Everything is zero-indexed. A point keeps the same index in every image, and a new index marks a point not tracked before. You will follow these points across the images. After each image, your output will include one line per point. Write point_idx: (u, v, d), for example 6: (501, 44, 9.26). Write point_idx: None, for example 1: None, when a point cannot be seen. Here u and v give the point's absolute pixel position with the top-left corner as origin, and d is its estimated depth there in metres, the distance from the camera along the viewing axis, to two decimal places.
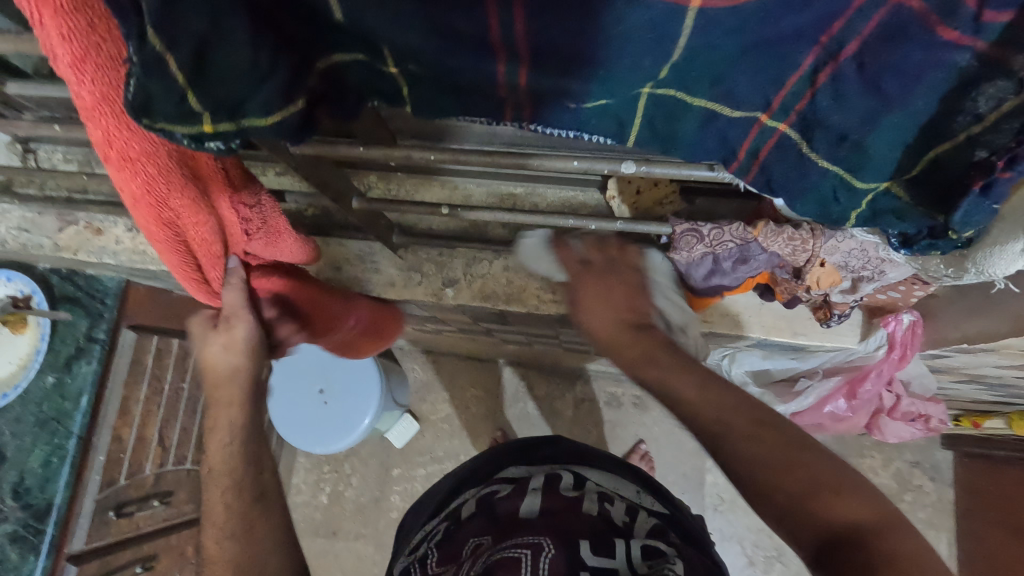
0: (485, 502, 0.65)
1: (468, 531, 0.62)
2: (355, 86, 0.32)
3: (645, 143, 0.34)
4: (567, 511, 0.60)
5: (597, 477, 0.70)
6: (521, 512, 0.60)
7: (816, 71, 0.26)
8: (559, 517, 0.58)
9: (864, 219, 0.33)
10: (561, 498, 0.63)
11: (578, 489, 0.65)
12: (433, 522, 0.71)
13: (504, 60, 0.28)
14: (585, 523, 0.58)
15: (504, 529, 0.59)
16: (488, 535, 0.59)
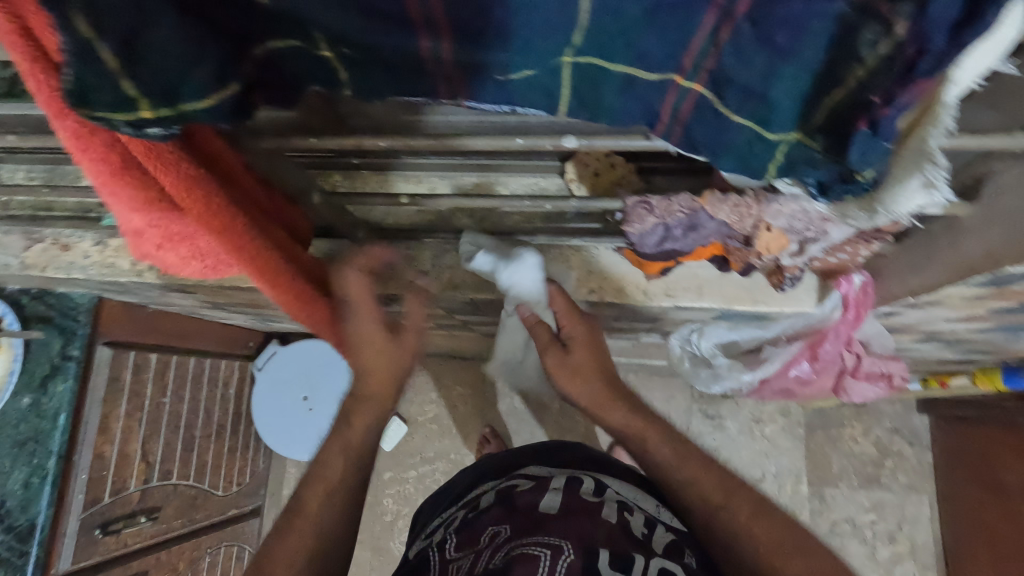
0: (509, 494, 0.72)
1: (487, 519, 0.68)
2: (292, 74, 0.33)
3: (576, 112, 0.36)
4: (588, 507, 0.66)
5: (623, 487, 0.74)
6: (541, 507, 0.67)
7: (716, 30, 0.28)
8: (581, 515, 0.64)
9: (783, 171, 0.34)
10: (581, 500, 0.69)
11: (598, 492, 0.71)
12: (459, 510, 0.77)
13: (426, 34, 0.30)
14: (602, 527, 0.62)
15: (523, 522, 0.65)
16: (508, 525, 0.65)
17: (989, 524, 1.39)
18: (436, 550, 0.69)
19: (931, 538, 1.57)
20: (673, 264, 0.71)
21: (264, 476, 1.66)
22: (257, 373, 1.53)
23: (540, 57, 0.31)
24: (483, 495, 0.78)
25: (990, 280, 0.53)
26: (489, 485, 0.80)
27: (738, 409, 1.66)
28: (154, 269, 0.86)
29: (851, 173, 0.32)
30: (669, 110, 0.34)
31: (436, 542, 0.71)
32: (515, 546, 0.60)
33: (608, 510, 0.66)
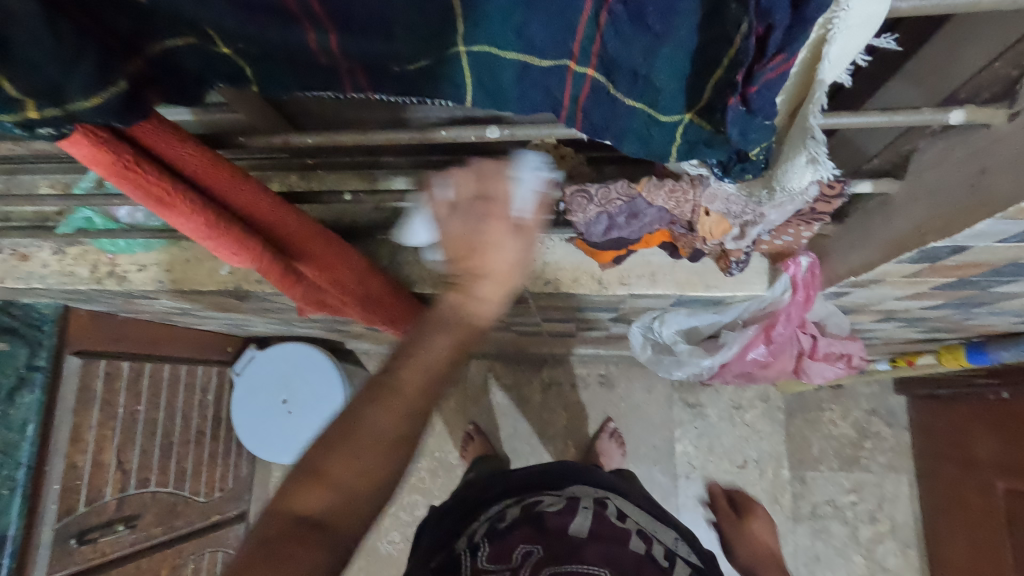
0: (537, 515, 0.73)
1: (516, 534, 0.69)
2: (193, 71, 0.33)
3: (481, 102, 0.36)
4: (616, 537, 0.70)
5: (638, 514, 0.80)
6: (571, 531, 0.69)
7: (596, 14, 0.29)
8: (613, 545, 0.68)
9: (684, 153, 0.34)
10: (607, 524, 0.72)
11: (620, 519, 0.75)
12: (477, 524, 0.76)
13: (310, 27, 0.30)
14: (631, 557, 0.66)
15: (555, 545, 0.66)
16: (540, 546, 0.66)
17: (964, 500, 1.41)
18: (467, 552, 0.67)
19: (910, 516, 1.59)
20: (625, 253, 0.72)
21: (248, 481, 1.66)
22: (235, 378, 1.53)
23: (431, 45, 0.32)
24: (498, 512, 0.78)
25: (919, 257, 0.54)
26: (498, 506, 0.80)
27: (718, 396, 1.68)
28: (113, 276, 0.86)
29: (744, 151, 0.32)
30: (571, 97, 0.35)
31: (462, 547, 0.69)
32: (555, 573, 0.61)
33: (634, 541, 0.70)
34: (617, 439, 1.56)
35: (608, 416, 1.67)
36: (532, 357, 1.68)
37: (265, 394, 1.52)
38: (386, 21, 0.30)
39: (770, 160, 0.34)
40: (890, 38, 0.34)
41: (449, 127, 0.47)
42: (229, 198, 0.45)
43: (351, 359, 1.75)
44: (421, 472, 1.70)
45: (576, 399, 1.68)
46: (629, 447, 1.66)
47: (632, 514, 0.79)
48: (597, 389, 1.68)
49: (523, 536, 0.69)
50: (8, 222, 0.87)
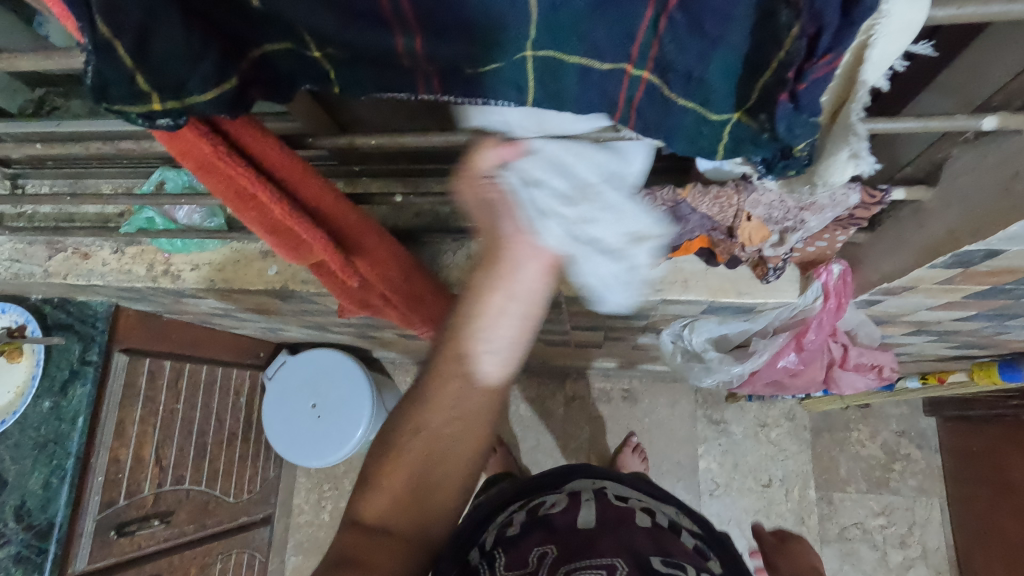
0: (541, 518, 0.74)
1: (528, 537, 0.70)
2: (287, 73, 0.37)
3: (542, 104, 0.40)
4: (623, 517, 0.73)
5: (641, 496, 0.83)
6: (580, 526, 0.71)
7: (658, 22, 0.32)
8: (621, 526, 0.71)
9: (731, 150, 0.37)
10: (612, 508, 0.76)
11: (624, 501, 0.79)
12: (490, 527, 0.78)
13: (400, 33, 0.34)
14: (640, 533, 0.70)
15: (567, 542, 0.68)
16: (553, 547, 0.67)
17: (1001, 524, 1.37)
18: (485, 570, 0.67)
19: (943, 542, 1.55)
20: (664, 260, 0.74)
21: (274, 485, 1.69)
22: (267, 382, 1.57)
23: (503, 49, 0.35)
24: (507, 517, 0.79)
25: (953, 261, 0.55)
26: (505, 512, 0.81)
27: (743, 413, 1.67)
28: (168, 274, 0.91)
29: (789, 148, 0.35)
30: (627, 99, 0.38)
31: (478, 557, 0.70)
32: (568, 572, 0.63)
33: (641, 518, 0.74)
34: (641, 453, 1.56)
35: (632, 430, 1.67)
36: (556, 369, 1.70)
37: (296, 398, 1.55)
38: (468, 26, 0.33)
39: (812, 159, 0.36)
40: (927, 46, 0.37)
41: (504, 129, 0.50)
42: (310, 201, 0.50)
43: (378, 368, 1.78)
44: None
45: (600, 413, 1.69)
46: (653, 463, 1.66)
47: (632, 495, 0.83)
48: (621, 403, 1.69)
49: (536, 539, 0.69)
50: (73, 222, 0.93)
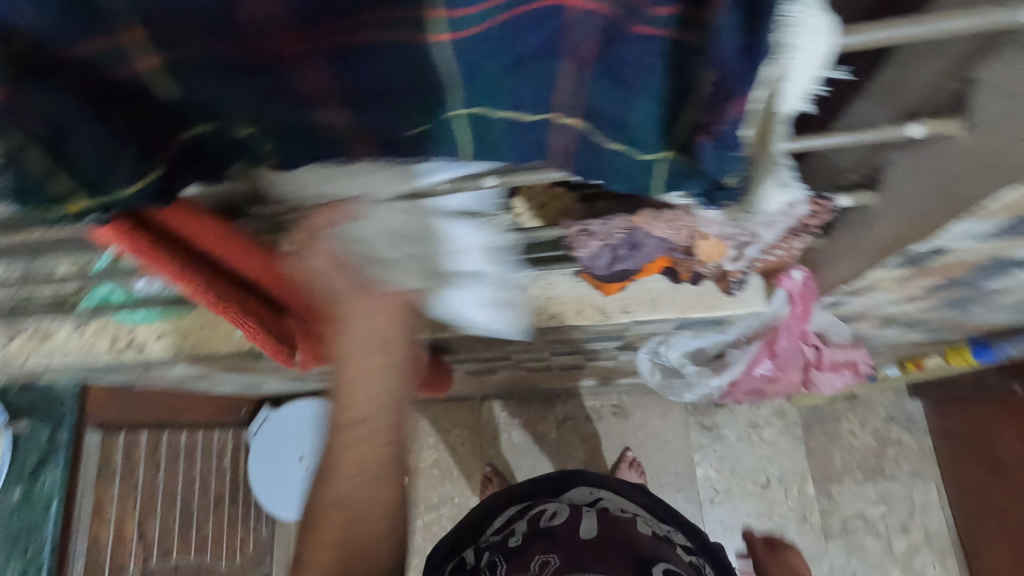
0: (545, 529, 0.78)
1: (533, 549, 0.74)
2: (219, 153, 0.37)
3: (478, 155, 0.40)
4: (623, 527, 0.79)
5: (638, 510, 0.86)
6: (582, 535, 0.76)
7: (578, 72, 0.32)
8: (622, 534, 0.77)
9: (668, 185, 0.38)
10: (610, 522, 0.80)
11: (625, 514, 0.83)
12: (492, 537, 0.82)
13: (323, 107, 0.33)
14: (642, 543, 0.76)
15: (570, 553, 0.72)
16: (556, 556, 0.72)
17: (997, 499, 1.38)
18: (487, 574, 0.73)
19: (944, 523, 1.56)
20: (629, 283, 0.76)
21: (268, 544, 1.64)
22: (251, 439, 1.54)
23: (429, 112, 0.35)
24: (508, 525, 0.84)
25: (905, 261, 0.58)
26: (505, 518, 0.86)
27: (734, 417, 1.67)
28: (132, 348, 0.89)
29: (721, 181, 0.36)
30: (560, 145, 0.38)
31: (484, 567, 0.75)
32: None
33: (641, 525, 0.80)
34: (638, 468, 1.55)
35: (626, 446, 1.66)
36: (544, 393, 1.68)
37: (282, 452, 1.52)
38: (389, 94, 0.33)
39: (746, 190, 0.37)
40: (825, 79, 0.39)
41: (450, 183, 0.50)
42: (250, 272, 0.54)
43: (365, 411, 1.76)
44: (443, 519, 1.68)
45: (593, 431, 1.68)
46: (651, 477, 1.65)
47: (626, 507, 0.86)
48: (612, 420, 1.68)
49: (540, 549, 0.74)
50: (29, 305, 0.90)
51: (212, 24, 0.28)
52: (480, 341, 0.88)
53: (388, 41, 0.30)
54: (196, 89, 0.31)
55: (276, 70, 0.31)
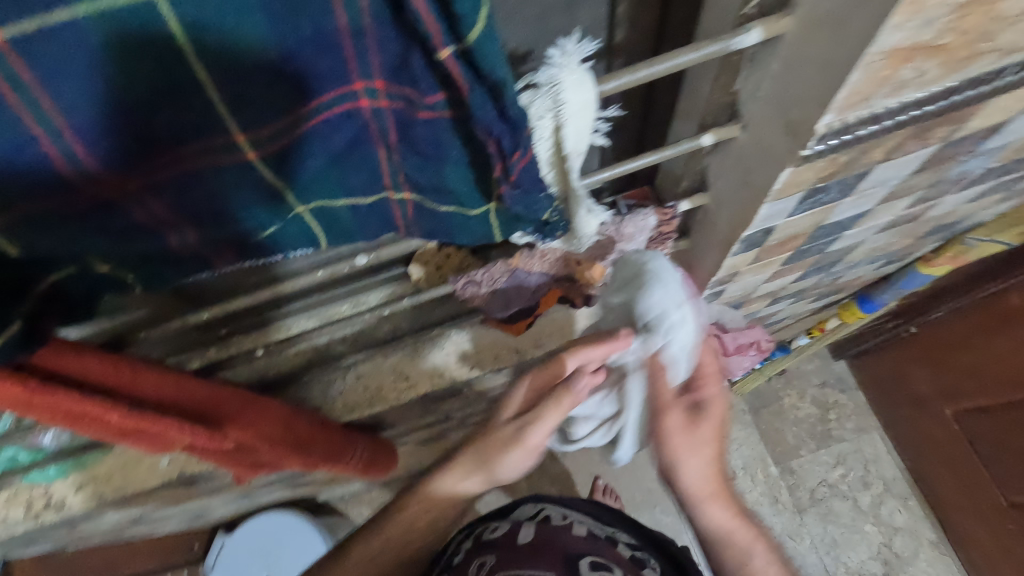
0: (486, 542, 0.77)
1: (469, 557, 0.74)
2: (82, 289, 0.40)
3: (335, 240, 0.44)
4: (561, 534, 0.77)
5: (582, 514, 0.85)
6: (518, 540, 0.75)
7: (391, 155, 0.37)
8: (558, 538, 0.76)
9: (504, 229, 0.43)
10: (549, 527, 0.79)
11: (566, 520, 0.82)
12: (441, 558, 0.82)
13: (172, 231, 0.37)
14: (574, 543, 0.75)
15: (504, 555, 0.72)
16: (491, 557, 0.72)
17: (928, 435, 1.46)
18: None
19: (897, 469, 1.65)
20: (533, 318, 0.80)
21: None
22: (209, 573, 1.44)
23: (273, 214, 0.39)
24: (455, 545, 0.83)
25: (744, 246, 0.65)
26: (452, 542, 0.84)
27: None
28: (50, 507, 0.84)
29: (543, 220, 0.42)
30: (402, 215, 0.43)
31: None
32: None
33: (577, 529, 0.79)
34: (610, 494, 1.55)
35: (596, 474, 1.66)
36: None
37: None
38: (230, 206, 0.37)
39: (567, 220, 0.44)
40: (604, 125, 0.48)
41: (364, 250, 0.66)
42: (144, 388, 0.53)
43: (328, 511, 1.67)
44: None
45: (561, 469, 1.66)
46: (626, 499, 1.64)
47: (576, 514, 0.84)
48: (576, 453, 1.67)
49: (474, 558, 0.74)
50: None
51: (36, 189, 0.30)
52: (412, 408, 0.89)
53: (210, 167, 0.33)
54: (42, 244, 0.34)
55: (116, 212, 0.33)
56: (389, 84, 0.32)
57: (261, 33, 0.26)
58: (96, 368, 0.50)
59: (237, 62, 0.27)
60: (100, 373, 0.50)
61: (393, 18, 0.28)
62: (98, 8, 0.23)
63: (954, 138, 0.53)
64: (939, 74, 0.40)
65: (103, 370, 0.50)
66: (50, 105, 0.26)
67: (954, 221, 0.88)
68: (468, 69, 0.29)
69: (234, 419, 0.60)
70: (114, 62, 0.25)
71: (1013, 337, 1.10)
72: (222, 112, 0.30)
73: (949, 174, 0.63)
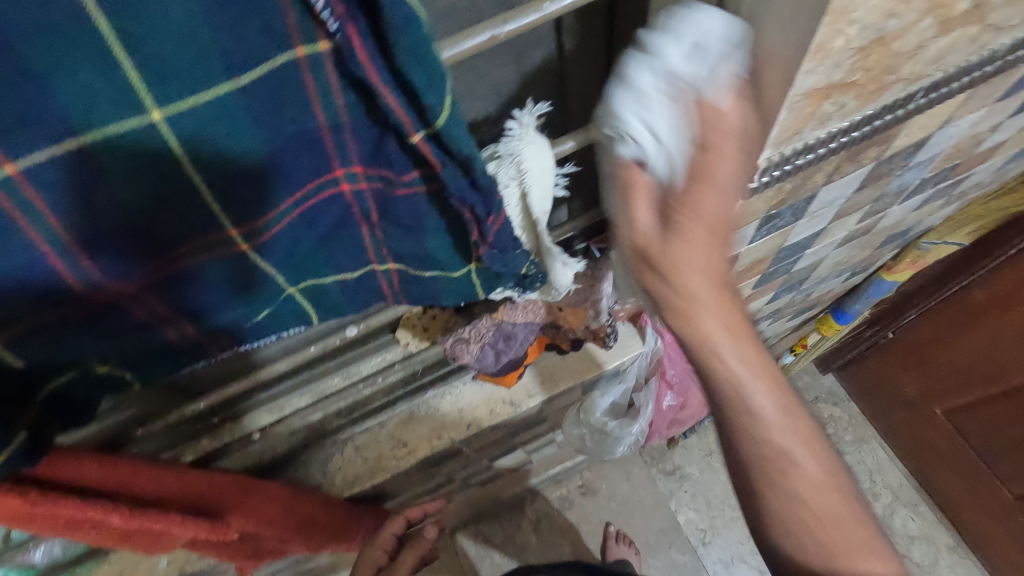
0: None
1: None
2: (83, 390, 0.41)
3: (326, 315, 0.46)
4: None
5: None
6: None
7: (374, 231, 0.40)
8: None
9: (486, 287, 0.46)
10: None
11: None
12: None
13: (172, 325, 0.38)
14: None
15: None
16: None
17: (922, 438, 1.47)
18: None
19: (902, 476, 1.59)
20: (524, 369, 0.81)
21: None
22: None
23: (266, 299, 0.41)
24: None
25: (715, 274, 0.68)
26: None
27: (689, 452, 1.67)
28: None
29: (521, 273, 0.45)
30: (389, 285, 0.46)
31: None
32: None
33: None
34: (624, 540, 1.51)
35: (606, 521, 1.62)
36: (509, 502, 1.62)
37: None
38: (226, 297, 0.39)
39: (544, 272, 0.46)
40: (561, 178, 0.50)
41: (355, 321, 0.70)
42: (142, 487, 0.53)
43: None
44: None
45: (569, 521, 1.62)
46: (640, 543, 1.59)
47: None
48: (583, 501, 1.63)
49: None
50: None
51: (44, 300, 0.31)
52: (413, 474, 0.88)
53: (206, 262, 0.35)
54: (45, 352, 0.35)
55: (118, 314, 0.35)
56: (367, 169, 0.35)
57: (249, 141, 0.29)
58: (94, 474, 0.50)
59: (231, 166, 0.30)
60: (98, 476, 0.50)
61: (366, 113, 0.31)
62: (103, 137, 0.26)
63: (885, 156, 0.58)
64: (857, 105, 0.44)
65: (100, 474, 0.50)
66: (59, 225, 0.28)
67: (906, 228, 0.93)
68: (439, 148, 0.32)
69: (235, 510, 0.59)
70: (119, 180, 0.28)
71: (985, 329, 1.14)
72: (218, 212, 0.32)
73: (889, 187, 0.68)
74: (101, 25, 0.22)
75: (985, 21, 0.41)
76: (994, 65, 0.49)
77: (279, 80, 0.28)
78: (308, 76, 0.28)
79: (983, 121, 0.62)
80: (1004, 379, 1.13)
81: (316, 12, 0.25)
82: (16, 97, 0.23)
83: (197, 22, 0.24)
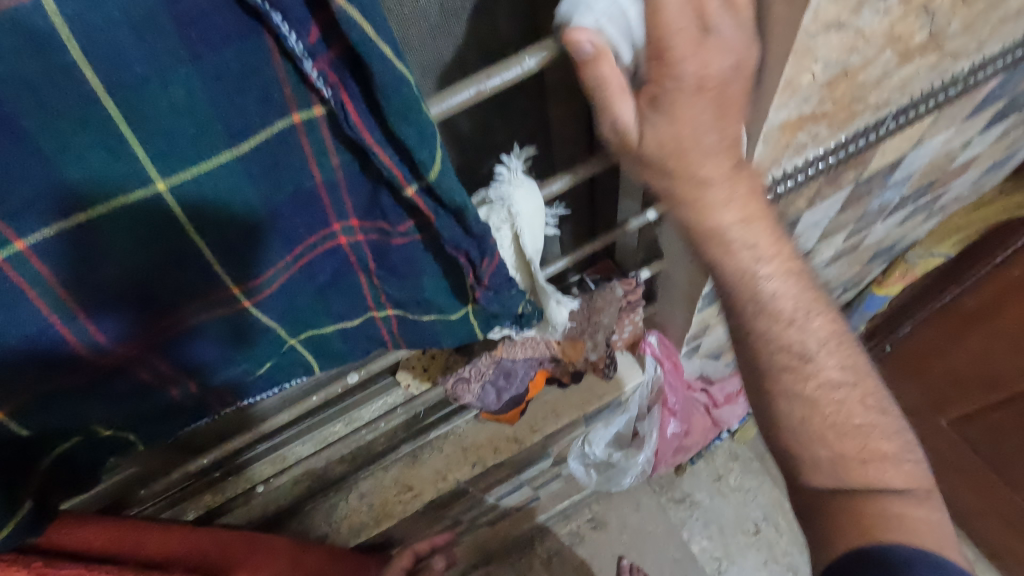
0: None
1: None
2: (86, 455, 0.41)
3: (327, 364, 0.47)
4: None
5: None
6: None
7: (372, 279, 0.41)
8: None
9: (484, 327, 0.46)
10: None
11: None
12: None
13: (174, 384, 0.39)
14: None
15: None
16: None
17: (931, 451, 1.45)
18: None
19: None
20: (526, 405, 0.81)
21: None
22: None
23: (267, 352, 0.41)
24: None
25: (708, 299, 0.69)
26: None
27: (698, 478, 1.63)
28: None
29: (518, 312, 0.45)
30: (389, 330, 0.46)
31: None
32: None
33: None
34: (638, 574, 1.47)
35: (619, 555, 1.58)
36: (518, 541, 1.59)
37: None
38: (229, 353, 0.39)
39: (540, 309, 0.47)
40: (551, 216, 0.50)
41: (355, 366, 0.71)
42: (141, 547, 0.53)
43: None
44: None
45: (581, 557, 1.58)
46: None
47: None
48: (594, 536, 1.59)
49: None
50: None
51: (50, 368, 0.32)
52: (418, 518, 0.87)
53: (207, 319, 0.36)
54: (49, 419, 0.35)
55: (123, 377, 0.36)
56: (363, 221, 0.36)
57: (250, 202, 0.30)
58: (94, 542, 0.50)
59: (232, 227, 0.31)
60: (99, 543, 0.51)
61: (361, 170, 0.33)
62: (109, 209, 0.27)
63: (863, 178, 0.60)
64: (830, 133, 0.46)
65: (100, 541, 0.51)
66: (67, 294, 0.29)
67: (892, 242, 0.95)
68: (432, 199, 0.33)
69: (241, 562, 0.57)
70: (123, 246, 0.29)
71: (980, 338, 1.13)
72: (220, 271, 0.33)
73: (871, 206, 0.70)
74: (109, 107, 0.23)
75: (943, 49, 0.44)
76: (957, 88, 0.51)
77: (277, 144, 0.29)
78: (305, 139, 0.29)
79: (953, 139, 0.64)
80: (1003, 386, 1.13)
81: (311, 81, 0.26)
82: (28, 176, 0.24)
83: (197, 95, 0.25)
